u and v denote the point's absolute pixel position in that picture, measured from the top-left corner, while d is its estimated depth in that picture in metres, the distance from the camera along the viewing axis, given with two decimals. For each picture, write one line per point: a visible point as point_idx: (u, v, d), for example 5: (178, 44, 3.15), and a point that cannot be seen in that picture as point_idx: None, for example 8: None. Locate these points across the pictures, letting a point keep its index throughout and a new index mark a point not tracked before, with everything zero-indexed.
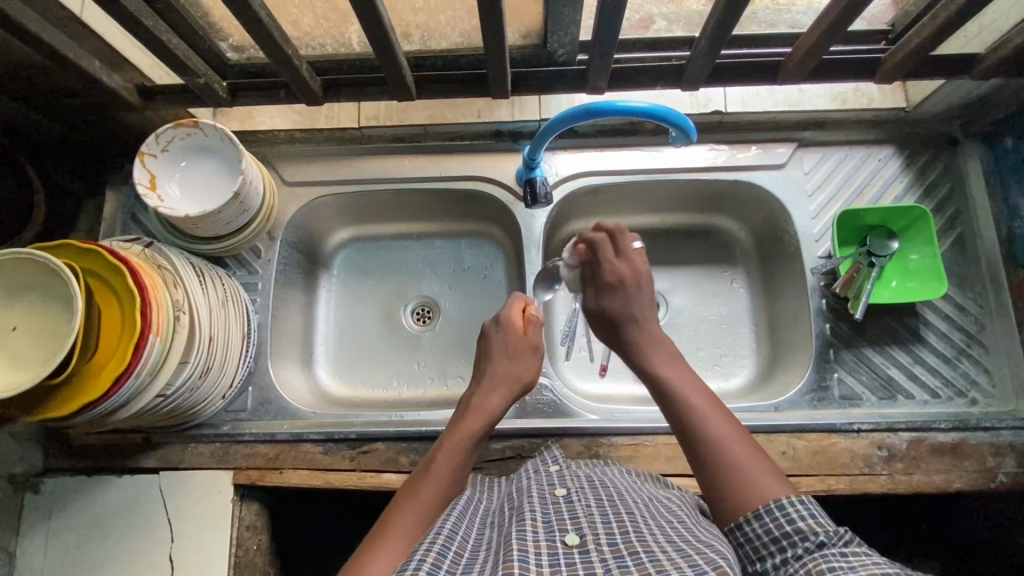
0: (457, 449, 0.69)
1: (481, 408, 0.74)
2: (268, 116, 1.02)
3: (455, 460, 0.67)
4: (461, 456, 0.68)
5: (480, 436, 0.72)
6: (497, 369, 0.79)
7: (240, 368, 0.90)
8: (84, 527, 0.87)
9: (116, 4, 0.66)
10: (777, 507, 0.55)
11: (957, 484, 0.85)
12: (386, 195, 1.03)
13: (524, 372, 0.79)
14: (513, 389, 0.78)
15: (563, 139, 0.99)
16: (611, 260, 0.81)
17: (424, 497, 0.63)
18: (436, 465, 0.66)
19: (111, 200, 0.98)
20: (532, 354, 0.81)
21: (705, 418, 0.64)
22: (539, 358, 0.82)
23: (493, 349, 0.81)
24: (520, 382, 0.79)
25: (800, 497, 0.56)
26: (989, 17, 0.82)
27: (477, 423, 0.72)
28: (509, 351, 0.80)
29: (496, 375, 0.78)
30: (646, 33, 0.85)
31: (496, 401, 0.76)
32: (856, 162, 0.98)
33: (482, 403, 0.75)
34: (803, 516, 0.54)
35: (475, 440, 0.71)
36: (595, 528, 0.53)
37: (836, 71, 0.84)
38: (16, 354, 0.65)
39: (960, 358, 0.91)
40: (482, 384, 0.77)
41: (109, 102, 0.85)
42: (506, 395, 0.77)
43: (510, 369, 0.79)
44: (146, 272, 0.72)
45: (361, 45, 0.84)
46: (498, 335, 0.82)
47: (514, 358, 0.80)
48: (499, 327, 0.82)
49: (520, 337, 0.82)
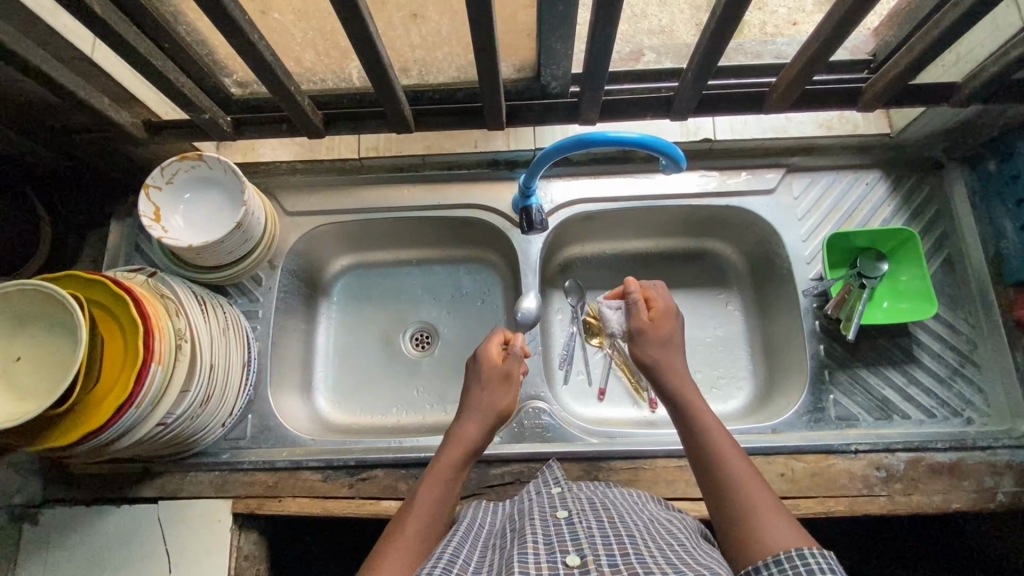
0: (438, 485, 0.68)
1: (457, 440, 0.73)
2: (271, 148, 1.04)
3: (437, 497, 0.67)
4: (443, 491, 0.68)
5: (460, 465, 0.71)
6: (474, 400, 0.78)
7: (239, 397, 0.91)
8: (82, 558, 0.87)
9: (126, 47, 0.69)
10: (798, 556, 0.51)
11: (955, 504, 0.85)
12: (385, 224, 1.05)
13: (500, 401, 0.77)
14: (491, 417, 0.76)
15: (557, 168, 1.02)
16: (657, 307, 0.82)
17: (407, 538, 0.61)
18: (416, 506, 0.66)
19: (115, 231, 1.00)
20: (507, 382, 0.80)
21: (720, 452, 0.66)
22: (518, 383, 0.80)
23: (470, 383, 0.81)
24: (497, 410, 0.77)
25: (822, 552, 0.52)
26: (965, 47, 0.85)
27: (454, 455, 0.71)
28: (486, 381, 0.79)
29: (474, 405, 0.77)
30: (636, 66, 0.89)
31: (473, 428, 0.74)
32: (843, 187, 1.01)
33: (460, 434, 0.74)
34: (823, 570, 0.50)
35: (456, 473, 0.70)
36: (596, 549, 0.53)
37: (821, 99, 0.87)
38: (21, 384, 0.66)
39: (954, 377, 0.92)
40: (460, 417, 0.77)
41: (118, 137, 0.88)
42: (483, 424, 0.75)
43: (484, 398, 0.78)
44: (149, 302, 0.73)
45: (361, 79, 0.87)
46: (474, 370, 0.82)
47: (488, 386, 0.79)
48: (475, 362, 0.82)
49: (494, 366, 0.81)
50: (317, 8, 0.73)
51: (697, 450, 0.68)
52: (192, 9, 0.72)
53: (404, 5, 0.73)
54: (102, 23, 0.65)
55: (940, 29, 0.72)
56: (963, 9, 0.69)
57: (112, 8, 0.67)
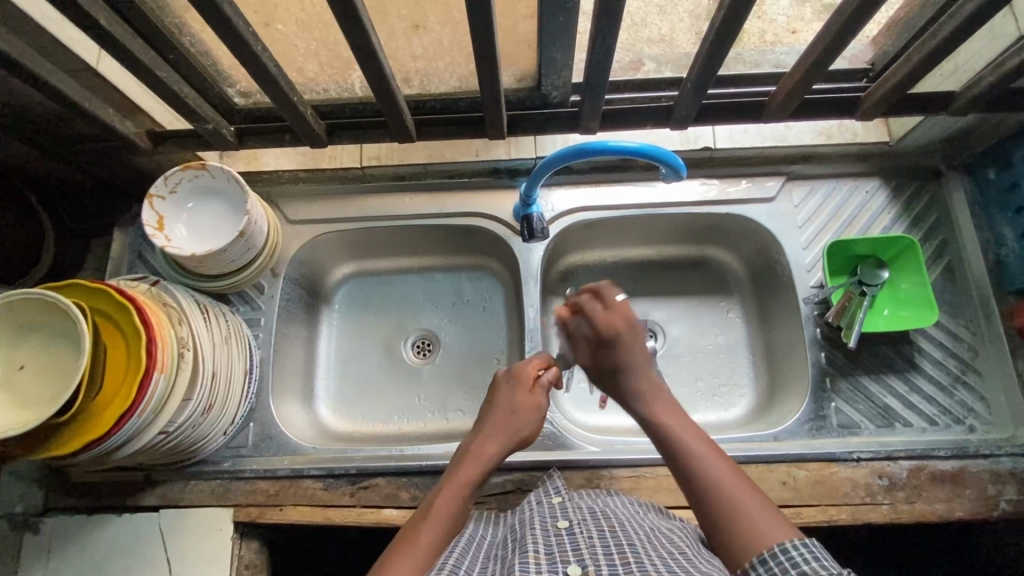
0: (455, 496, 0.67)
1: (476, 457, 0.71)
2: (273, 157, 1.05)
3: (454, 507, 0.66)
4: (459, 506, 0.67)
5: (475, 485, 0.69)
6: (497, 419, 0.75)
7: (241, 405, 0.91)
8: (83, 568, 0.87)
9: (131, 59, 0.70)
10: (781, 552, 0.54)
11: (959, 513, 0.84)
12: (386, 232, 1.06)
13: (524, 430, 0.75)
14: (512, 441, 0.74)
15: (559, 176, 1.02)
16: (602, 316, 0.74)
17: (422, 541, 0.62)
18: (431, 514, 0.65)
19: (119, 239, 1.01)
20: (537, 409, 0.77)
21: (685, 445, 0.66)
22: (543, 416, 0.77)
23: (498, 397, 0.78)
24: (520, 436, 0.75)
25: (804, 540, 0.55)
26: (963, 56, 0.85)
27: (471, 474, 0.69)
28: (515, 405, 0.76)
29: (498, 422, 0.75)
30: (636, 75, 0.89)
31: (493, 449, 0.72)
32: (843, 195, 1.01)
33: (478, 452, 0.72)
34: (808, 559, 0.53)
35: (470, 492, 0.69)
36: (597, 559, 0.53)
37: (819, 109, 0.88)
38: (22, 394, 0.66)
39: (955, 385, 0.92)
40: (479, 432, 0.74)
41: (121, 146, 0.88)
42: (504, 446, 0.73)
43: (510, 422, 0.75)
44: (152, 311, 0.74)
45: (363, 89, 0.88)
46: (505, 388, 0.78)
47: (518, 410, 0.76)
48: (507, 377, 0.79)
49: (526, 392, 0.77)
50: (320, 18, 0.73)
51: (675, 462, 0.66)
52: (196, 21, 0.73)
53: (406, 16, 0.74)
54: (106, 34, 0.66)
55: (938, 38, 0.72)
56: (964, 17, 0.69)
57: (117, 20, 0.67)
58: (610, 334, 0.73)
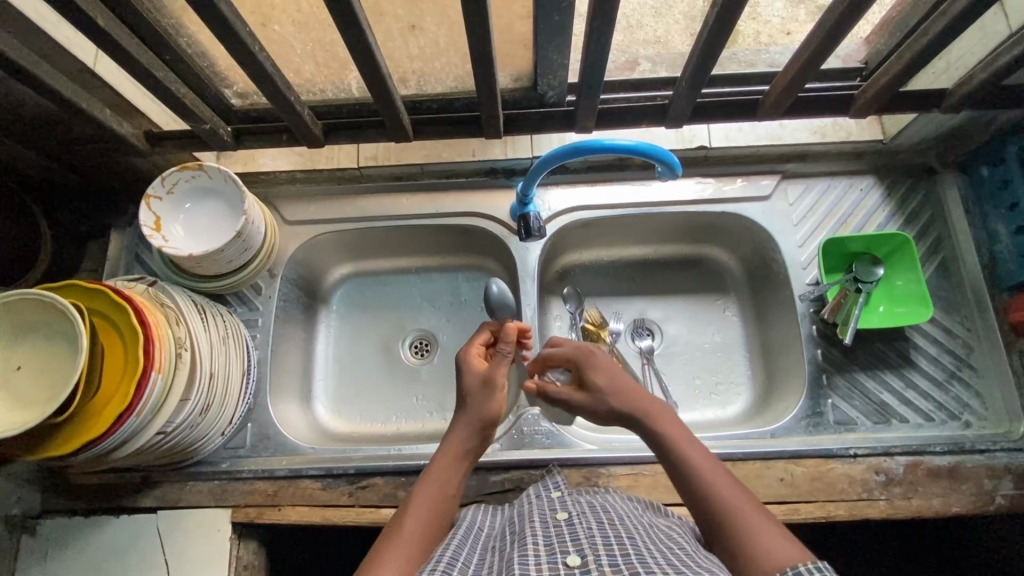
0: (434, 490, 0.66)
1: (446, 449, 0.71)
2: (270, 157, 1.06)
3: (433, 501, 0.65)
4: (437, 497, 0.65)
5: (451, 473, 0.68)
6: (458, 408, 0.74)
7: (239, 406, 0.91)
8: (81, 569, 0.86)
9: (127, 59, 0.70)
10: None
11: (955, 508, 0.85)
12: (384, 232, 1.06)
13: (486, 406, 0.72)
14: (478, 424, 0.72)
15: (555, 176, 1.03)
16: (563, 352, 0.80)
17: (407, 534, 0.60)
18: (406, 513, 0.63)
19: (116, 240, 1.02)
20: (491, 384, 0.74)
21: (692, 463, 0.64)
22: (502, 387, 0.75)
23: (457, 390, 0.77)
24: (482, 416, 0.72)
25: (817, 564, 0.50)
26: (954, 55, 0.86)
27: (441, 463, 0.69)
28: (474, 388, 0.74)
29: (466, 409, 0.74)
30: (632, 74, 0.90)
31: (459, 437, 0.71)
32: (838, 192, 1.02)
33: (445, 445, 0.71)
34: None
35: (445, 480, 0.67)
36: (596, 549, 0.53)
37: (814, 107, 0.88)
38: (19, 393, 0.66)
39: (951, 381, 0.92)
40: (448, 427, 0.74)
41: (118, 147, 0.88)
42: (473, 432, 0.72)
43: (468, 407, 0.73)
44: (150, 311, 0.74)
45: (360, 90, 0.88)
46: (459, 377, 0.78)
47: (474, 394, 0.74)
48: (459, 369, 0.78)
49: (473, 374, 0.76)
50: (317, 19, 0.74)
51: (680, 478, 0.64)
52: (193, 22, 0.73)
53: (402, 16, 0.75)
54: (103, 34, 0.66)
55: (928, 37, 0.73)
56: (953, 15, 0.70)
57: (114, 20, 0.67)
58: (583, 355, 0.78)
